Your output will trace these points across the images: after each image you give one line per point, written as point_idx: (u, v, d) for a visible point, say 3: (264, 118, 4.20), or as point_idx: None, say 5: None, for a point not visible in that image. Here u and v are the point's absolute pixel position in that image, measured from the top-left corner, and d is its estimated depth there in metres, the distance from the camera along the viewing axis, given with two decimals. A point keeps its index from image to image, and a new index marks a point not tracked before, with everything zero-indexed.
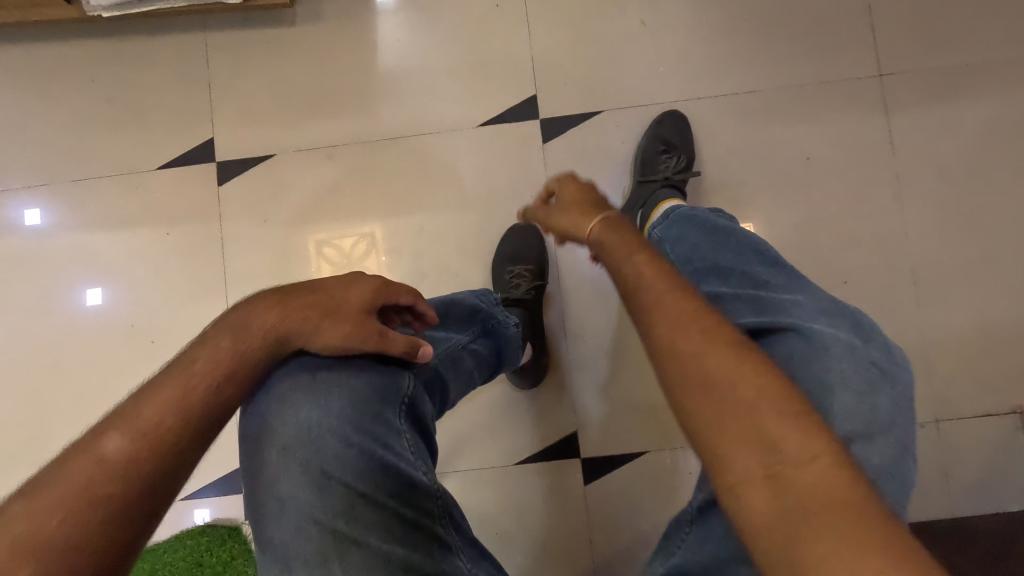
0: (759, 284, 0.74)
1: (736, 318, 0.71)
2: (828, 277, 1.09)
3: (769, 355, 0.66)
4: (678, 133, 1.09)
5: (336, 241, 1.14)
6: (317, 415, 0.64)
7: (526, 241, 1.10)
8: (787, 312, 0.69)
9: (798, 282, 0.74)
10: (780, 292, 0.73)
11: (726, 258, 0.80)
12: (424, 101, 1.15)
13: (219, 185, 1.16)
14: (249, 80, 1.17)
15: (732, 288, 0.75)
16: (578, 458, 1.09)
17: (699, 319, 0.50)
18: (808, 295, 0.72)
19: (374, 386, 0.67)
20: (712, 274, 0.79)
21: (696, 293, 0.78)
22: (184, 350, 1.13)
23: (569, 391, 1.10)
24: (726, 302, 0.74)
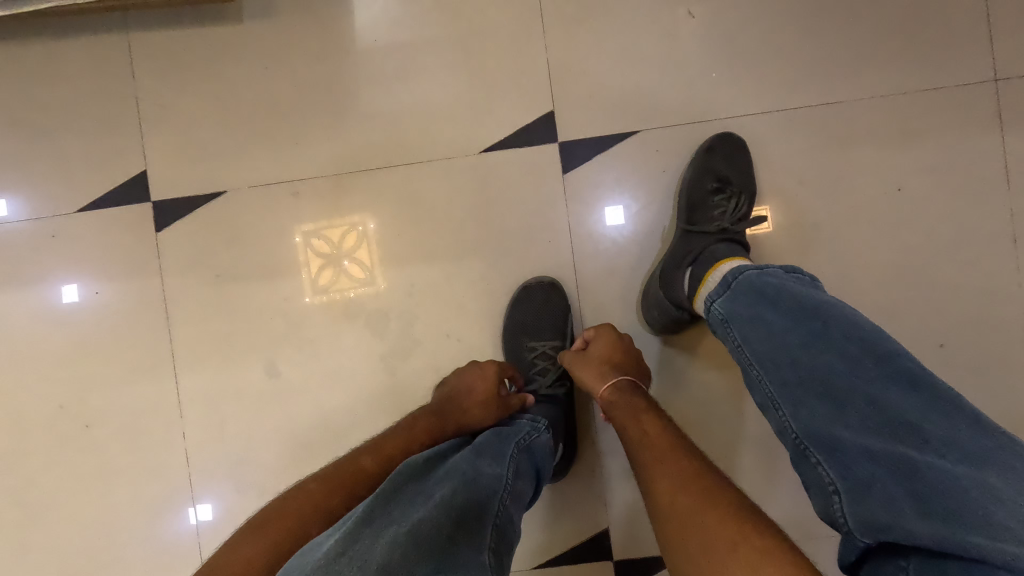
0: (908, 437, 0.49)
1: (882, 503, 0.47)
2: (920, 338, 0.87)
3: (943, 546, 0.44)
4: (733, 168, 0.88)
5: (324, 231, 0.93)
6: (393, 505, 0.51)
7: (547, 302, 0.89)
8: (965, 496, 0.45)
9: (974, 438, 0.48)
10: (946, 459, 0.48)
11: (838, 363, 0.54)
12: (412, 122, 0.92)
13: (157, 233, 0.93)
14: (190, 97, 0.94)
15: (864, 437, 0.50)
16: (611, 561, 0.89)
17: (681, 465, 0.59)
18: (996, 464, 0.47)
19: (459, 472, 0.55)
20: (820, 388, 0.54)
21: (794, 418, 0.54)
22: (125, 437, 0.92)
23: (599, 479, 0.91)
24: (848, 443, 0.51)
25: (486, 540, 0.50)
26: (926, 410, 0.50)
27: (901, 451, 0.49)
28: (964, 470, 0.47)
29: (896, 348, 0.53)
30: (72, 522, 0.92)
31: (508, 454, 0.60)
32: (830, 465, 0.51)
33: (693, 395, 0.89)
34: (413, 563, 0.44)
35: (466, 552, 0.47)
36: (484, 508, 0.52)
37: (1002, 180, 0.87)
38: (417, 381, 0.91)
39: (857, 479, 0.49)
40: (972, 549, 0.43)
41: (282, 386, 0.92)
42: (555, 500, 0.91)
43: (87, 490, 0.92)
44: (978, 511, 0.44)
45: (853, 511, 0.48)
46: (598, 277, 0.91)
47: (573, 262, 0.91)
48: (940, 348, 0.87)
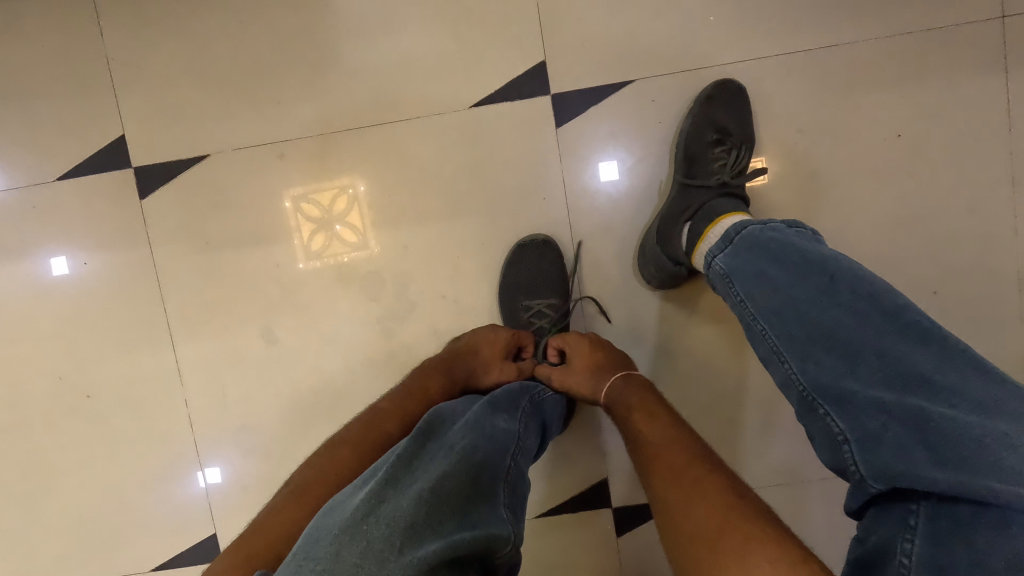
0: (920, 388, 0.49)
1: (891, 452, 0.47)
2: (914, 286, 0.88)
3: (958, 486, 0.43)
4: (734, 118, 0.85)
5: (314, 194, 0.90)
6: (420, 461, 0.51)
7: (543, 260, 0.88)
8: (976, 443, 0.45)
9: (990, 391, 0.48)
10: (963, 408, 0.47)
11: (845, 315, 0.54)
12: (398, 76, 0.89)
13: (141, 200, 0.91)
14: (164, 55, 0.90)
15: (871, 390, 0.50)
16: (611, 509, 0.93)
17: (687, 457, 0.60)
18: (1013, 416, 0.46)
19: (478, 428, 0.56)
20: (826, 340, 0.54)
21: (800, 369, 0.55)
22: (129, 406, 0.93)
23: (598, 431, 0.93)
24: (854, 393, 0.51)
25: (502, 495, 0.52)
26: (937, 363, 0.50)
27: (913, 402, 0.48)
28: (979, 420, 0.46)
29: (904, 304, 0.53)
30: (85, 489, 0.93)
31: (520, 409, 0.62)
32: (838, 417, 0.51)
33: (690, 348, 0.90)
34: (438, 521, 0.46)
35: (486, 508, 0.49)
36: (500, 464, 0.54)
37: (1004, 122, 0.85)
38: (415, 342, 0.91)
39: (866, 430, 0.49)
40: (987, 495, 0.42)
41: (281, 351, 0.92)
42: (554, 452, 0.93)
43: (94, 458, 0.93)
44: (992, 458, 0.44)
45: (862, 462, 0.49)
46: (595, 234, 0.90)
47: (569, 220, 0.90)
48: (934, 295, 0.88)
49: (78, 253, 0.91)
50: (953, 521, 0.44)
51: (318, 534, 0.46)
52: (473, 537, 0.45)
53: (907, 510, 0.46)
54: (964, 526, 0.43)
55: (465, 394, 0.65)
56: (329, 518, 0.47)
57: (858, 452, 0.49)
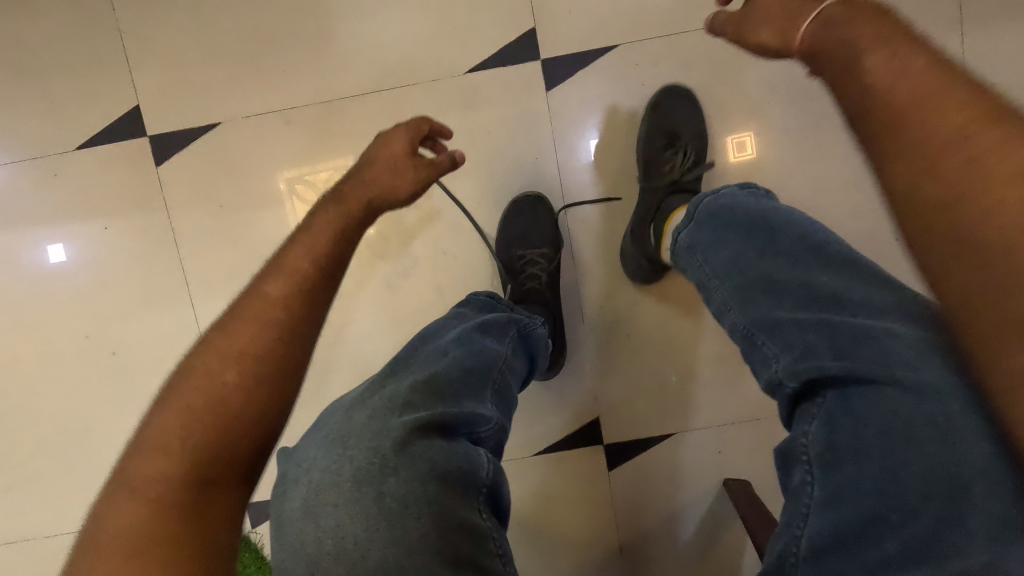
0: (838, 299, 0.54)
1: (802, 350, 0.52)
2: (881, 233, 0.95)
3: (851, 375, 0.49)
4: (682, 110, 0.93)
5: (307, 176, 0.96)
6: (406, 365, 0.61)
7: (536, 217, 0.95)
8: (874, 342, 0.49)
9: (904, 303, 0.52)
10: (877, 314, 0.52)
11: (766, 250, 0.60)
12: (396, 45, 0.94)
13: (158, 168, 0.96)
14: (172, 28, 0.94)
15: (791, 305, 0.55)
16: (603, 445, 1.01)
17: (876, 115, 0.43)
18: (922, 320, 0.51)
19: (461, 342, 0.62)
20: (756, 271, 0.60)
21: (730, 293, 0.61)
22: (153, 361, 1.00)
23: (590, 375, 1.00)
24: (772, 309, 0.56)
25: (488, 392, 0.60)
26: (848, 282, 0.54)
27: (821, 313, 0.53)
28: (888, 323, 0.51)
29: (829, 238, 0.58)
30: (114, 441, 1.00)
31: (508, 334, 0.68)
32: (760, 330, 0.56)
33: (673, 295, 0.98)
34: (412, 407, 0.55)
35: (470, 397, 0.58)
36: (480, 376, 0.60)
37: None
38: (420, 296, 0.98)
39: (780, 338, 0.55)
40: (867, 378, 0.48)
41: None
42: (551, 394, 1.01)
43: (121, 410, 1.00)
44: (892, 349, 0.49)
45: (781, 363, 0.53)
46: (584, 190, 0.97)
47: (561, 179, 0.96)
48: (898, 241, 0.95)
49: (100, 220, 0.97)
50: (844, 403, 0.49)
51: (338, 415, 0.58)
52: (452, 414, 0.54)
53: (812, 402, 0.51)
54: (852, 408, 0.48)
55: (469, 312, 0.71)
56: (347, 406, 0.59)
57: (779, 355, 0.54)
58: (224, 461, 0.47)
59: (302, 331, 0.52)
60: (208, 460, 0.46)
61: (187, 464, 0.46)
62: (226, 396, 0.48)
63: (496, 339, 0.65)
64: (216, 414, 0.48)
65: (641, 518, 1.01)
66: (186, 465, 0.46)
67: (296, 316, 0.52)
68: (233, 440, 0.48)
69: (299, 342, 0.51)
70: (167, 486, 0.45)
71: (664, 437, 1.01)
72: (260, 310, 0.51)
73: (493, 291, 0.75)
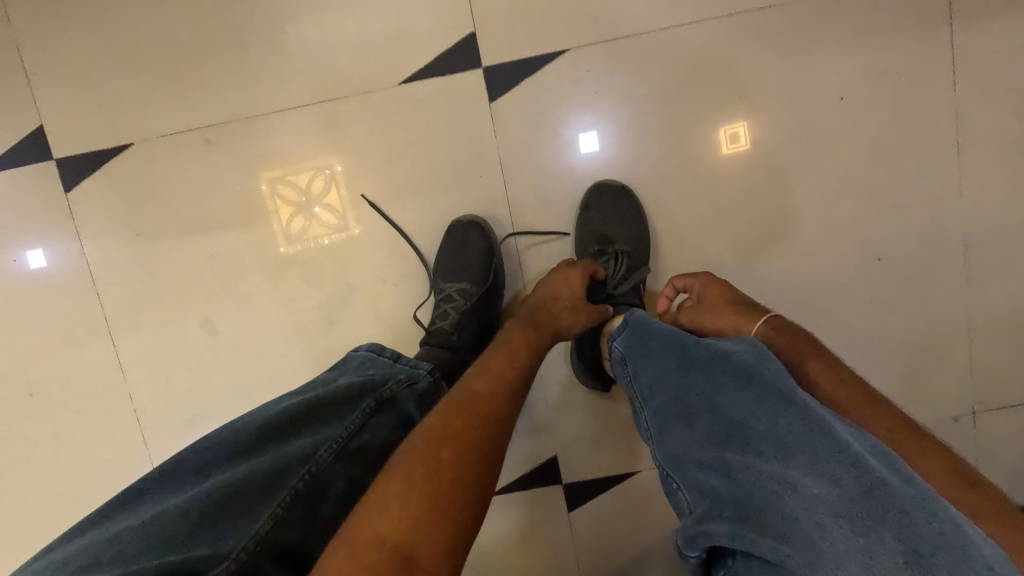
0: (763, 451, 0.45)
1: (710, 510, 0.45)
2: (860, 253, 0.87)
3: (745, 546, 0.42)
4: (626, 205, 0.85)
5: (289, 176, 0.88)
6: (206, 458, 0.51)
7: (467, 242, 0.85)
8: (771, 506, 0.42)
9: (846, 468, 0.41)
10: (809, 478, 0.42)
11: (675, 377, 0.53)
12: (323, 54, 0.85)
13: (68, 193, 0.88)
14: (76, 41, 0.86)
15: (705, 446, 0.48)
16: (561, 484, 0.93)
17: None
18: (869, 496, 0.40)
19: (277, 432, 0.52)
20: (669, 400, 0.52)
21: (647, 417, 0.54)
22: (66, 407, 0.89)
23: (545, 410, 0.92)
24: (677, 444, 0.50)
25: (269, 506, 0.47)
26: (757, 413, 0.46)
27: (723, 458, 0.46)
28: (810, 488, 0.42)
29: (743, 361, 0.50)
30: (22, 497, 0.90)
31: (359, 408, 0.55)
32: (674, 471, 0.49)
33: None
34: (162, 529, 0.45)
35: (236, 520, 0.45)
36: (277, 479, 0.48)
37: (951, 83, 0.83)
38: (357, 328, 0.90)
39: (685, 480, 0.48)
40: (760, 552, 0.41)
41: (221, 342, 0.90)
42: None
43: (31, 462, 0.90)
44: (816, 537, 0.40)
45: (691, 515, 0.46)
46: (533, 211, 0.88)
47: (507, 198, 0.88)
48: (879, 262, 0.87)
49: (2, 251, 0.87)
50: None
51: (87, 535, 0.47)
52: (194, 558, 0.43)
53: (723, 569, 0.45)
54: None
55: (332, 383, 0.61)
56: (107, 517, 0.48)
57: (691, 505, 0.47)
58: (397, 544, 0.44)
59: (502, 430, 0.55)
60: (417, 545, 0.44)
61: (413, 541, 0.44)
62: (457, 466, 0.49)
63: (329, 423, 0.53)
64: (467, 451, 0.50)
65: (603, 561, 0.94)
66: (399, 548, 0.44)
67: (502, 414, 0.56)
68: (436, 546, 0.45)
69: (502, 423, 0.55)
70: (380, 547, 0.43)
71: (626, 475, 0.93)
72: (484, 412, 0.55)
73: (373, 343, 0.66)
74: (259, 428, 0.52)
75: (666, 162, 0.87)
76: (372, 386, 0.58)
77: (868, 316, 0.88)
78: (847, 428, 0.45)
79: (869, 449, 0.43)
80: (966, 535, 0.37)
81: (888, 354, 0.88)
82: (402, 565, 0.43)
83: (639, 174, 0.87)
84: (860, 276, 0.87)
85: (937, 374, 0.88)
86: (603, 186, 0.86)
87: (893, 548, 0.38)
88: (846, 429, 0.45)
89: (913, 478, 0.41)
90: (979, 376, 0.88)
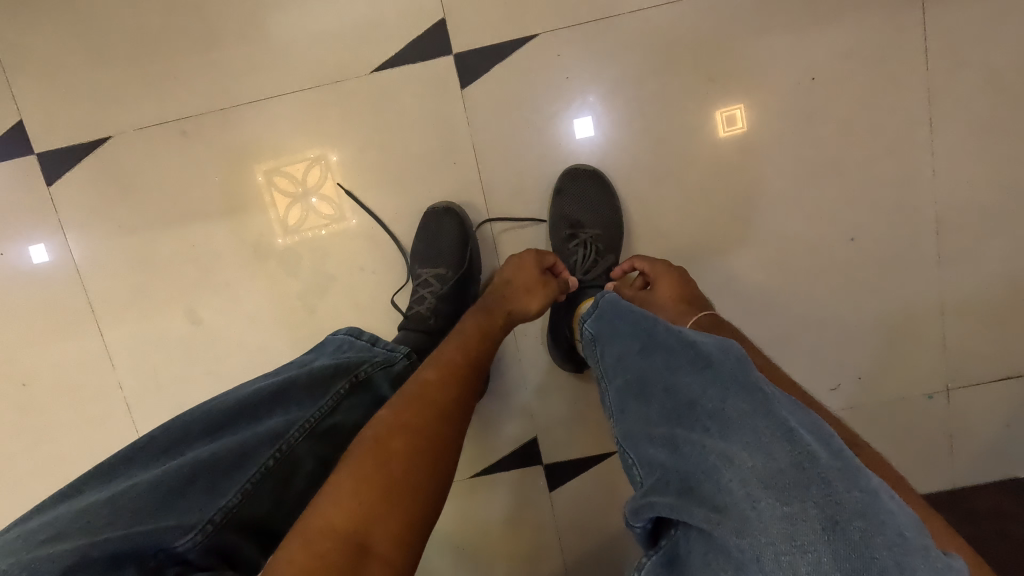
0: (707, 426, 0.46)
1: (658, 482, 0.46)
2: (833, 233, 0.87)
3: (686, 513, 0.43)
4: (594, 191, 0.86)
5: (285, 167, 0.89)
6: (175, 432, 0.50)
7: (442, 227, 0.87)
8: (711, 476, 0.43)
9: (779, 441, 0.42)
10: (745, 451, 0.43)
11: (637, 355, 0.54)
12: (295, 44, 0.86)
13: (50, 186, 0.89)
14: (53, 36, 0.87)
15: (659, 423, 0.49)
16: (541, 465, 0.94)
17: None
18: (798, 467, 0.40)
19: (250, 410, 0.52)
20: (631, 376, 0.54)
21: (611, 394, 0.56)
22: (61, 393, 0.92)
23: (524, 392, 0.94)
24: (635, 419, 0.51)
25: (239, 482, 0.47)
26: (706, 386, 0.47)
27: (674, 431, 0.47)
28: (749, 462, 0.42)
29: (699, 343, 0.51)
30: (20, 481, 0.92)
31: (334, 388, 0.56)
32: (630, 447, 0.50)
33: None
34: (131, 501, 0.43)
35: (207, 493, 0.45)
36: (252, 455, 0.48)
37: (922, 59, 0.84)
38: (336, 315, 0.91)
39: (638, 453, 0.49)
40: (697, 519, 0.42)
41: (205, 331, 0.92)
42: (483, 415, 0.94)
43: (22, 448, 0.92)
44: (746, 507, 0.40)
45: (641, 488, 0.48)
46: (508, 195, 0.89)
47: (481, 184, 0.88)
48: (852, 242, 0.87)
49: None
50: (691, 554, 0.43)
51: (39, 516, 0.44)
52: (156, 531, 0.42)
53: (665, 543, 0.45)
54: (696, 563, 0.42)
55: (305, 363, 0.61)
56: (63, 498, 0.46)
57: (643, 478, 0.48)
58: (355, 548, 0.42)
59: (453, 416, 0.55)
60: (372, 533, 0.44)
61: (367, 529, 0.44)
62: (408, 459, 0.49)
63: (303, 402, 0.54)
64: (419, 450, 0.50)
65: (584, 541, 0.94)
66: (354, 540, 0.43)
67: (452, 400, 0.56)
68: (390, 530, 0.45)
69: (456, 412, 0.55)
70: (332, 542, 0.42)
71: (607, 454, 0.94)
72: (433, 401, 0.54)
73: (352, 327, 0.66)
74: (229, 407, 0.52)
75: (638, 144, 0.87)
76: (348, 368, 0.58)
77: (843, 296, 0.88)
78: (787, 406, 0.45)
79: (807, 425, 0.44)
80: (884, 505, 0.38)
81: (865, 335, 0.88)
82: (354, 552, 0.42)
83: (611, 157, 0.87)
84: (833, 256, 0.87)
85: (914, 353, 0.88)
86: (579, 171, 0.86)
87: (814, 515, 0.38)
88: (788, 407, 0.45)
89: (844, 454, 0.42)
90: (956, 356, 0.88)
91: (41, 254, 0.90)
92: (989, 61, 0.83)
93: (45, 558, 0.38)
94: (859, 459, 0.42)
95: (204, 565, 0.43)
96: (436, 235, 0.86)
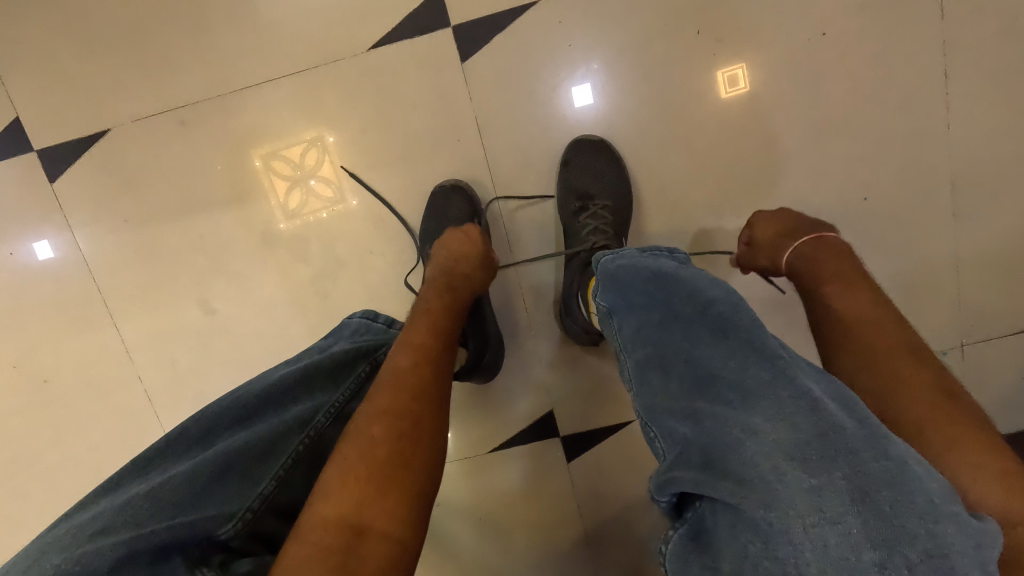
0: (730, 399, 0.46)
1: (680, 456, 0.45)
2: (846, 194, 0.86)
3: (714, 490, 0.42)
4: (601, 165, 0.85)
5: (284, 151, 0.88)
6: (203, 423, 0.50)
7: (450, 206, 0.86)
8: (737, 451, 0.42)
9: (804, 412, 0.42)
10: (769, 424, 0.43)
11: (657, 328, 0.53)
12: (289, 25, 0.84)
13: (52, 183, 0.88)
14: (44, 30, 0.86)
15: (681, 396, 0.48)
16: (559, 437, 0.95)
17: None
18: (823, 438, 0.40)
19: (275, 397, 0.53)
20: (655, 350, 0.52)
21: (633, 368, 0.54)
22: (83, 387, 0.93)
23: (538, 368, 0.94)
24: (659, 394, 0.50)
25: (273, 468, 0.48)
26: (729, 359, 0.47)
27: (697, 406, 0.47)
28: (775, 434, 0.42)
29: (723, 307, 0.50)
30: (48, 475, 0.94)
31: (354, 373, 0.57)
32: (651, 420, 0.50)
33: None
34: (170, 495, 0.44)
35: (241, 482, 0.46)
36: (281, 444, 0.49)
37: (936, 8, 0.81)
38: (347, 299, 0.91)
39: (664, 429, 0.48)
40: (722, 494, 0.41)
41: (221, 321, 0.92)
42: (499, 391, 0.95)
43: (45, 443, 0.94)
44: (771, 480, 0.40)
45: (664, 463, 0.47)
46: (513, 170, 0.87)
47: (487, 161, 0.87)
48: (864, 202, 0.86)
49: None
50: (717, 526, 0.42)
51: (81, 512, 0.45)
52: (198, 520, 0.43)
53: (689, 516, 0.45)
54: (722, 535, 0.42)
55: (322, 349, 0.61)
56: (102, 494, 0.47)
57: (665, 452, 0.48)
58: (355, 535, 0.43)
59: (433, 396, 0.55)
60: (366, 519, 0.44)
61: (362, 515, 0.44)
62: (392, 440, 0.49)
63: (326, 388, 0.54)
64: (405, 434, 0.50)
65: (603, 509, 0.95)
66: (349, 528, 0.44)
67: (428, 380, 0.55)
68: (388, 512, 0.45)
69: (431, 387, 0.55)
70: (328, 535, 0.43)
71: (623, 423, 0.95)
72: (407, 385, 0.54)
73: (367, 310, 0.67)
74: (255, 395, 0.53)
75: (644, 110, 0.85)
76: (365, 353, 0.59)
77: (856, 257, 0.87)
78: (811, 377, 0.45)
79: (830, 395, 0.44)
80: (911, 472, 0.38)
81: None
82: (350, 535, 0.43)
83: (617, 127, 0.86)
84: (846, 218, 0.86)
85: (927, 311, 0.87)
86: (583, 142, 0.85)
87: (842, 487, 0.38)
88: (810, 376, 0.46)
89: (869, 423, 0.41)
90: (971, 311, 0.87)
91: (48, 250, 0.90)
92: (1006, 7, 0.80)
93: (94, 552, 0.39)
94: (884, 427, 0.42)
95: (244, 550, 0.45)
96: (445, 214, 0.86)
